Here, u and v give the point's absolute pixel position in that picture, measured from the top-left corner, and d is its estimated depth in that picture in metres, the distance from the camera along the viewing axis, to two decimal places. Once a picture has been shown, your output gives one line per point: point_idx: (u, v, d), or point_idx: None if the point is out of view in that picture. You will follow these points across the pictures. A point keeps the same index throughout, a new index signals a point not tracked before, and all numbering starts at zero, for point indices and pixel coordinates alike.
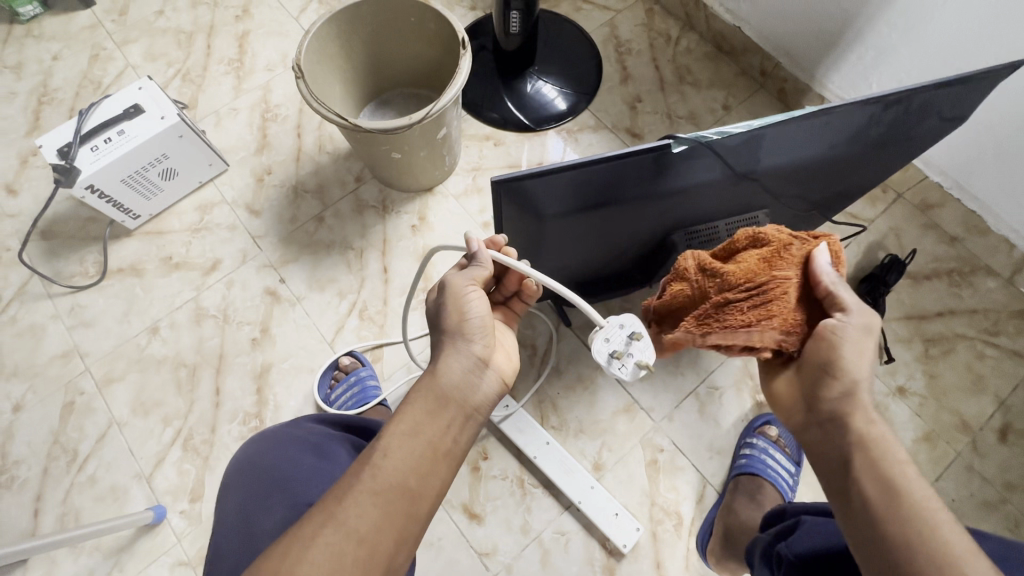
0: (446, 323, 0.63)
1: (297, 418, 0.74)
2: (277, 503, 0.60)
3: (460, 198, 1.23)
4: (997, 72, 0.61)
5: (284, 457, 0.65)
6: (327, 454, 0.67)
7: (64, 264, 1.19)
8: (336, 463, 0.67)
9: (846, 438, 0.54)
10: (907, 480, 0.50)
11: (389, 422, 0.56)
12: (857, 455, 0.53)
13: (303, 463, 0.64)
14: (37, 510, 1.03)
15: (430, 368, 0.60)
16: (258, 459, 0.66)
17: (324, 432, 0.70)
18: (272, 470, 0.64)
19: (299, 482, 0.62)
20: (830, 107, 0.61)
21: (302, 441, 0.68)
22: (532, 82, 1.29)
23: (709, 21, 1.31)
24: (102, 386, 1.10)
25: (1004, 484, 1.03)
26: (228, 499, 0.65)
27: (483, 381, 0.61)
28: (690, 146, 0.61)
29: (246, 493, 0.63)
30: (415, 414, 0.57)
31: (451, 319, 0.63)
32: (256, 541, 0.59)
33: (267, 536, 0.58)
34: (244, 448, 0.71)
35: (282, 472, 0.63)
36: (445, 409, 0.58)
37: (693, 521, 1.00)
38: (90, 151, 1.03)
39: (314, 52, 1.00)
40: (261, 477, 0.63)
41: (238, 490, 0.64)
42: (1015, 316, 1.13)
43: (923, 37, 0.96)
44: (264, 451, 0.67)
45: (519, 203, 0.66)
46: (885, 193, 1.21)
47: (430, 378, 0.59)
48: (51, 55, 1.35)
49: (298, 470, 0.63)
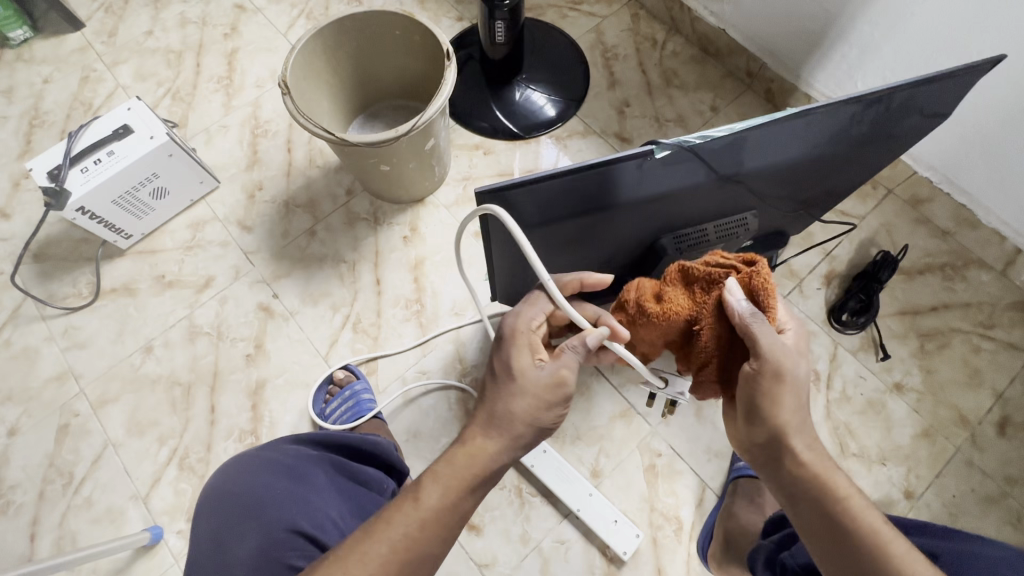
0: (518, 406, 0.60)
1: (276, 440, 0.74)
2: (249, 529, 0.61)
3: (451, 208, 1.24)
4: (976, 68, 0.61)
5: (257, 481, 0.65)
6: (301, 476, 0.67)
7: (57, 286, 1.19)
8: (312, 487, 0.66)
9: (787, 485, 0.57)
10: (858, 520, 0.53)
11: (435, 465, 0.57)
12: (809, 504, 0.55)
13: (277, 487, 0.64)
14: (33, 534, 1.02)
15: (480, 437, 0.58)
16: (232, 481, 0.66)
17: (301, 454, 0.70)
18: (247, 495, 0.63)
19: (273, 507, 0.62)
20: (810, 108, 0.61)
21: (277, 465, 0.67)
22: (521, 90, 1.29)
23: (694, 24, 1.32)
24: (97, 408, 1.10)
25: (1004, 478, 1.02)
26: (200, 523, 0.65)
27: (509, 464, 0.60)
28: (672, 151, 0.61)
29: (218, 518, 0.63)
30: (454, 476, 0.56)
31: (525, 408, 0.60)
32: (228, 570, 0.59)
33: (239, 565, 0.59)
34: (221, 470, 0.70)
35: (254, 497, 0.63)
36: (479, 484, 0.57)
37: (693, 526, 1.00)
38: (80, 173, 1.03)
39: (300, 68, 1.00)
40: (233, 501, 0.63)
41: (210, 514, 0.64)
42: (1010, 308, 1.13)
43: (904, 34, 0.96)
44: (238, 474, 0.67)
45: (506, 213, 0.66)
46: (876, 189, 1.21)
47: (478, 452, 0.57)
48: (42, 78, 1.36)
49: (270, 494, 0.63)
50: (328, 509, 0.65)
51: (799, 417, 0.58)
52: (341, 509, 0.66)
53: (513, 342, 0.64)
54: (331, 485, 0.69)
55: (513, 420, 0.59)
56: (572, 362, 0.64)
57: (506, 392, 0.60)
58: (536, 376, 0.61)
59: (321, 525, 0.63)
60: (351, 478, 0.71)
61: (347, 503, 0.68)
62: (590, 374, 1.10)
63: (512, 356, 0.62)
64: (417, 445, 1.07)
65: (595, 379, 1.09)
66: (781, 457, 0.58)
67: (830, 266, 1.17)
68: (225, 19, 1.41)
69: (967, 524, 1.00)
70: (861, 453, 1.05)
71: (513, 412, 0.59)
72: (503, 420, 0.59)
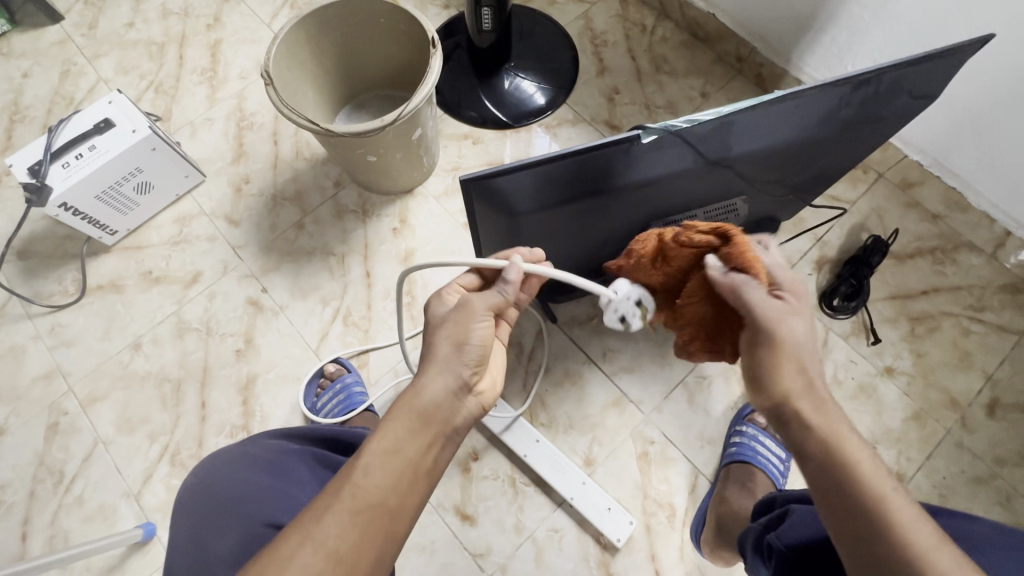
0: (443, 342, 0.60)
1: (256, 436, 0.73)
2: (229, 524, 0.59)
3: (440, 199, 1.23)
4: (963, 48, 0.61)
5: (236, 478, 0.63)
6: (282, 471, 0.66)
7: (42, 284, 1.18)
8: (293, 482, 0.66)
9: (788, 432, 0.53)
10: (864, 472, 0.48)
11: (375, 431, 0.55)
12: (811, 452, 0.50)
13: (257, 482, 0.63)
14: (25, 534, 1.02)
15: (415, 382, 0.58)
16: (211, 480, 0.65)
17: (282, 450, 0.70)
18: (224, 491, 0.62)
19: (253, 501, 0.61)
20: (799, 90, 0.60)
21: (257, 460, 0.67)
22: (510, 79, 1.28)
23: (683, 8, 1.30)
24: (86, 406, 1.09)
25: (994, 459, 1.03)
26: (178, 523, 0.63)
27: (466, 403, 0.60)
28: (659, 136, 0.61)
29: (197, 516, 0.61)
30: (400, 430, 0.54)
31: (451, 341, 0.60)
32: (208, 567, 0.57)
33: (219, 560, 0.57)
34: (197, 470, 0.69)
35: (233, 493, 0.62)
36: (429, 428, 0.56)
37: (686, 512, 1.00)
38: (61, 168, 1.01)
39: (282, 59, 0.99)
40: (211, 498, 0.62)
41: (189, 515, 0.62)
42: (1000, 290, 1.13)
43: (894, 16, 0.96)
44: (216, 472, 0.65)
45: (491, 201, 0.65)
46: (866, 174, 1.21)
47: (414, 394, 0.57)
48: (21, 72, 1.34)
49: (251, 489, 0.62)
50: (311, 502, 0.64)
51: (805, 380, 0.53)
52: None
53: (437, 300, 0.66)
54: (313, 479, 0.68)
55: (434, 352, 0.60)
56: (496, 296, 0.64)
57: (427, 335, 0.63)
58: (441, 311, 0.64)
59: None
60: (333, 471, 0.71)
61: None
62: (583, 363, 1.11)
63: (429, 307, 0.66)
64: None
65: (587, 368, 1.10)
66: (792, 431, 0.52)
67: (822, 251, 1.17)
68: (207, 10, 1.39)
69: (957, 505, 1.01)
70: None
71: (438, 343, 0.60)
72: (431, 358, 0.59)
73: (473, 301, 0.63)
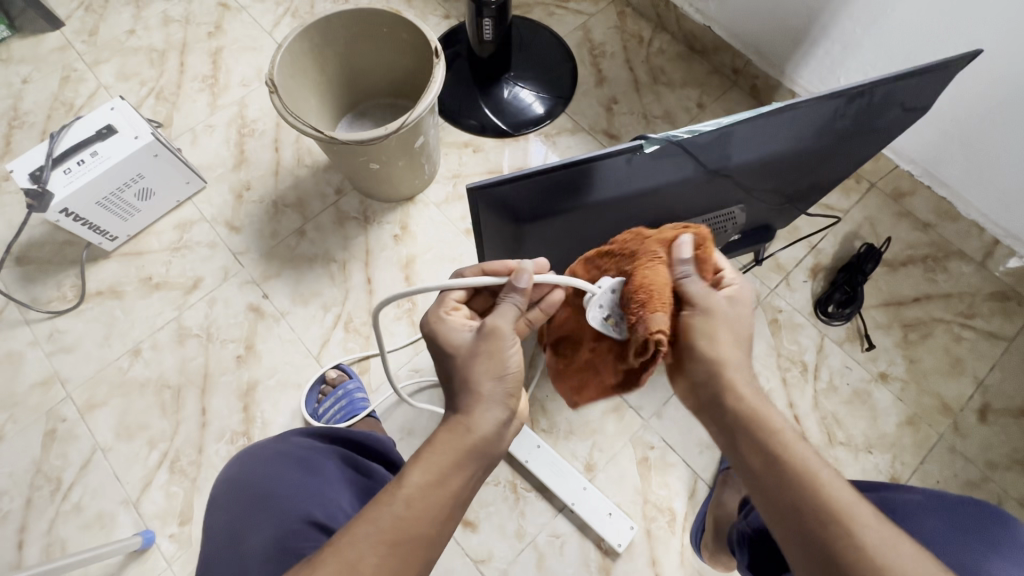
0: (479, 375, 0.58)
1: (286, 433, 0.73)
2: (263, 520, 0.60)
3: (441, 206, 1.24)
4: (952, 63, 0.63)
5: (271, 474, 0.64)
6: (313, 468, 0.66)
7: (41, 290, 1.17)
8: (325, 478, 0.66)
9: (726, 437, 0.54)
10: (787, 448, 0.50)
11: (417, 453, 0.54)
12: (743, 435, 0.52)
13: (290, 480, 0.64)
14: (21, 542, 1.01)
15: (463, 413, 0.57)
16: (245, 478, 0.65)
17: (312, 446, 0.70)
18: (259, 488, 0.63)
19: (287, 498, 0.62)
20: (795, 103, 0.62)
21: (289, 457, 0.67)
22: (509, 88, 1.30)
23: (680, 21, 1.33)
24: (85, 412, 1.09)
25: (985, 463, 1.05)
26: (215, 517, 0.64)
27: (509, 430, 0.59)
28: (662, 145, 0.62)
29: (232, 511, 0.62)
30: (442, 460, 0.54)
31: (489, 371, 0.58)
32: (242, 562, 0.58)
33: (254, 557, 0.57)
34: (231, 466, 0.70)
35: (269, 490, 0.63)
36: (472, 459, 0.55)
37: (686, 516, 1.01)
38: (63, 174, 1.01)
39: (286, 67, 1.00)
40: (248, 493, 0.63)
41: (227, 507, 0.63)
42: (989, 298, 1.16)
43: (885, 30, 0.98)
44: (252, 468, 0.66)
45: (497, 208, 0.66)
46: (859, 184, 1.23)
47: (463, 426, 0.56)
48: (21, 78, 1.34)
49: (284, 487, 0.63)
50: (340, 501, 0.65)
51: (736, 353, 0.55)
52: (352, 501, 0.66)
53: (448, 332, 0.62)
54: (342, 476, 0.68)
55: (475, 383, 0.58)
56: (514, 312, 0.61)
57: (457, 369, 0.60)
58: (460, 343, 0.61)
59: (334, 515, 0.62)
60: (361, 471, 0.70)
61: (359, 497, 0.67)
62: None
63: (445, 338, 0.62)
64: (412, 442, 1.07)
65: None
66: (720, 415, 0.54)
67: (816, 259, 1.19)
68: (209, 17, 1.40)
69: None
70: (847, 442, 1.07)
71: (476, 377, 0.58)
72: (476, 392, 0.58)
73: (503, 327, 0.60)
